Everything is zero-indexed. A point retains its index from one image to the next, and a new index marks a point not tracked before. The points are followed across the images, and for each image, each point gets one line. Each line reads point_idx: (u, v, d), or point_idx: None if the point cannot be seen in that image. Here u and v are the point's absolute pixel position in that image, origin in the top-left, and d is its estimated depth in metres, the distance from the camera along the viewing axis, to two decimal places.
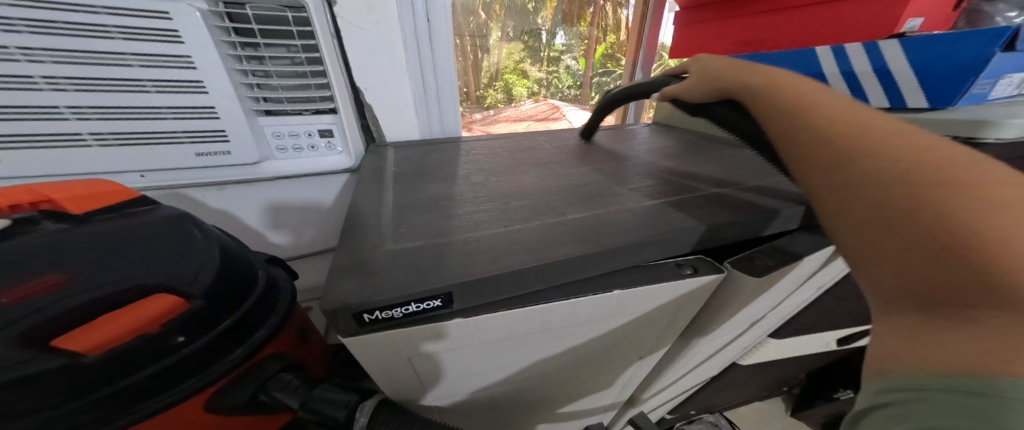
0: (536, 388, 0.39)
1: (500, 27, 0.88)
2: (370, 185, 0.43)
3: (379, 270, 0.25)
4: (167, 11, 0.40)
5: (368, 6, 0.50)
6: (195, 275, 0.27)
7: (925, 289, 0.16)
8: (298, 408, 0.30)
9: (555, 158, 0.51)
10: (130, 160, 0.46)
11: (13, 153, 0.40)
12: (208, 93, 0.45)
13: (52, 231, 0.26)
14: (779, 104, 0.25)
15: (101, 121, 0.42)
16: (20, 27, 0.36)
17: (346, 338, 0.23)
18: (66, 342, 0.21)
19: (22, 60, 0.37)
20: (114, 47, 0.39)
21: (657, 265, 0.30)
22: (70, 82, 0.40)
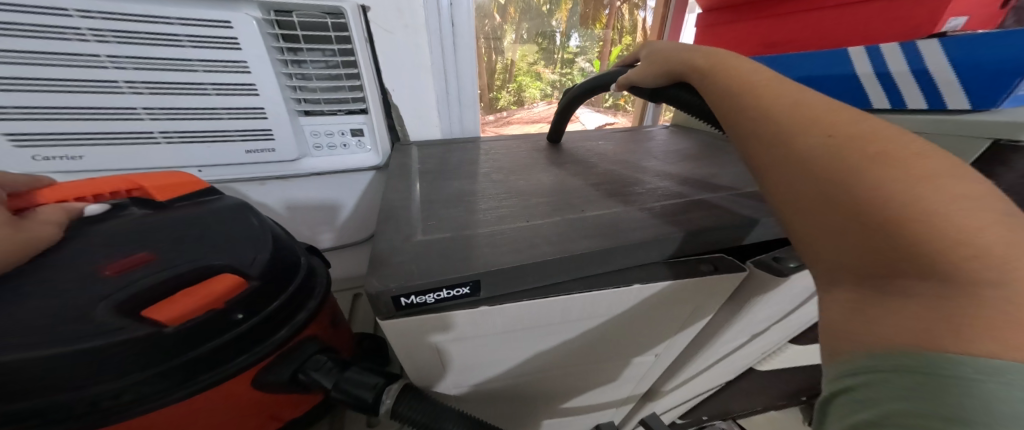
0: (555, 379, 0.40)
1: (514, 29, 0.89)
2: (399, 181, 0.45)
3: (411, 258, 0.27)
4: (228, 19, 0.44)
5: (398, 11, 0.53)
6: (252, 260, 0.30)
7: (869, 262, 0.18)
8: (332, 388, 0.32)
9: (572, 158, 0.52)
10: (189, 156, 0.50)
11: (94, 149, 0.45)
12: (258, 94, 0.49)
13: (140, 214, 0.34)
14: (724, 89, 0.27)
15: (170, 121, 0.47)
16: (111, 38, 0.41)
17: (383, 320, 0.25)
18: (155, 312, 0.24)
19: (111, 67, 0.42)
20: (184, 54, 0.44)
21: (677, 262, 0.31)
22: (146, 86, 0.44)
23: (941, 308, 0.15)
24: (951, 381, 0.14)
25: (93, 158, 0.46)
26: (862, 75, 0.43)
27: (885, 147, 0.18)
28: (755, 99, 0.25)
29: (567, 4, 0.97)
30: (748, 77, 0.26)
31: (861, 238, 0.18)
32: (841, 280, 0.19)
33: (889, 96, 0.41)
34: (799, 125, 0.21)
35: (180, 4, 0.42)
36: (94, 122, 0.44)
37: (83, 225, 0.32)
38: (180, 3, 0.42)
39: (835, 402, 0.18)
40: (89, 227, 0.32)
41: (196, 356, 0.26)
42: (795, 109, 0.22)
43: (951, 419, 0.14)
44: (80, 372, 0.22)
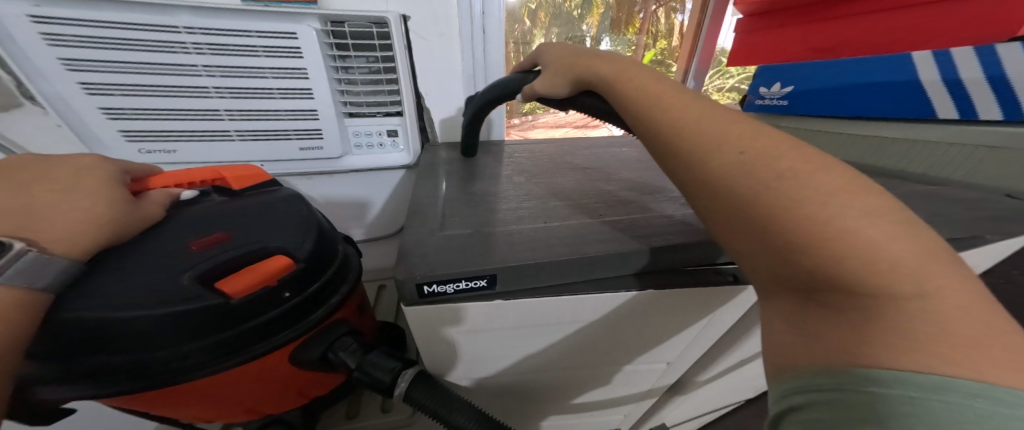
0: (566, 379, 0.42)
1: (544, 32, 0.90)
2: (428, 179, 0.48)
3: (436, 251, 0.30)
4: (294, 31, 0.49)
5: (435, 20, 0.57)
6: (302, 243, 0.34)
7: (793, 280, 0.19)
8: (354, 367, 0.36)
9: (592, 163, 0.53)
10: (258, 153, 0.56)
11: (185, 145, 0.52)
12: (313, 98, 0.54)
13: (218, 201, 0.37)
14: (634, 105, 0.27)
15: (244, 122, 0.53)
16: (206, 50, 0.47)
17: (407, 306, 0.28)
18: (226, 285, 0.28)
19: (203, 75, 0.48)
20: (258, 63, 0.49)
21: (693, 271, 0.32)
22: (228, 92, 0.50)
23: (866, 326, 0.17)
24: (884, 402, 0.16)
25: (184, 152, 0.53)
26: (926, 82, 0.46)
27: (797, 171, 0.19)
28: (670, 122, 0.24)
29: (598, 8, 0.99)
30: (657, 90, 0.26)
31: (780, 261, 0.19)
32: (780, 297, 0.21)
33: (958, 102, 0.43)
34: (719, 149, 0.21)
35: (258, 19, 0.47)
36: (185, 122, 0.51)
37: (176, 204, 0.36)
38: (256, 17, 0.47)
39: (786, 422, 0.19)
40: (188, 205, 0.36)
41: (250, 328, 0.29)
42: (715, 135, 0.22)
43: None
44: (159, 334, 0.26)
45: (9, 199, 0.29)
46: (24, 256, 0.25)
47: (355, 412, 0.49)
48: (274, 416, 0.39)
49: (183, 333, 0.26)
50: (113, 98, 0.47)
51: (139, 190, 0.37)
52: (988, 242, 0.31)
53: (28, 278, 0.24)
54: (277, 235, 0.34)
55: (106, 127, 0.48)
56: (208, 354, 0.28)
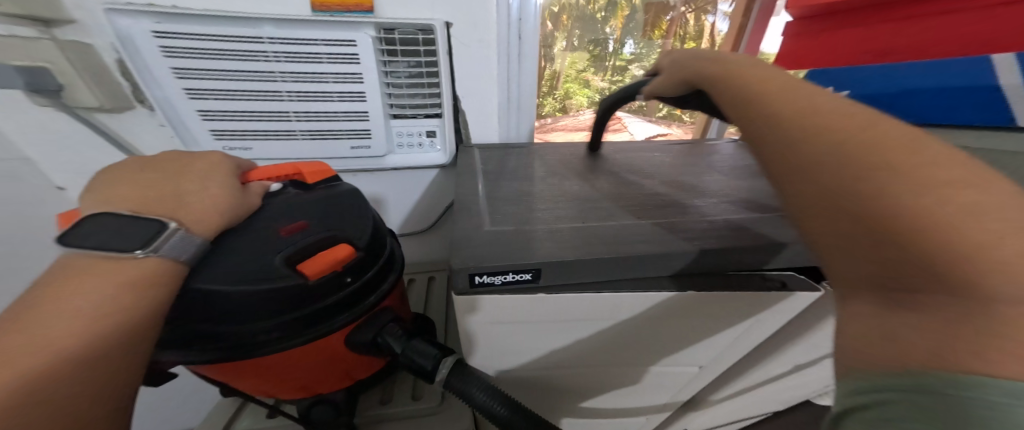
0: (598, 383, 0.42)
1: (565, 36, 0.91)
2: (468, 178, 0.51)
3: (484, 244, 0.32)
4: (353, 39, 0.54)
5: (474, 26, 0.60)
6: (360, 233, 0.37)
7: (884, 266, 0.18)
8: (399, 352, 0.38)
9: (624, 167, 0.55)
10: (317, 150, 0.62)
11: (259, 142, 0.59)
12: (365, 100, 0.59)
13: (292, 193, 0.39)
14: (736, 97, 0.28)
15: (308, 122, 0.59)
16: (280, 58, 0.53)
17: (458, 295, 0.30)
18: (304, 266, 0.31)
19: (278, 80, 0.55)
20: (322, 69, 0.55)
21: (732, 276, 0.33)
22: (297, 95, 0.56)
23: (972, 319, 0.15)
24: (968, 397, 0.14)
25: (259, 150, 0.60)
26: (1006, 87, 0.42)
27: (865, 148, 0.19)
28: (759, 113, 0.25)
29: (623, 10, 0.97)
30: (764, 79, 0.27)
31: (870, 240, 0.18)
32: (867, 290, 0.19)
33: None
34: (806, 127, 0.22)
35: (324, 29, 0.53)
36: (260, 122, 0.57)
37: (266, 195, 0.38)
38: (325, 28, 0.53)
39: (853, 417, 0.18)
40: (270, 197, 0.38)
41: (317, 309, 0.32)
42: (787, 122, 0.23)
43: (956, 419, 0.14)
44: (246, 310, 0.29)
45: (157, 186, 0.32)
46: (175, 234, 0.28)
47: (388, 398, 0.51)
48: (322, 397, 0.42)
49: (265, 310, 0.30)
50: (207, 101, 0.54)
51: (247, 180, 0.39)
52: None
53: (177, 252, 0.28)
54: (341, 223, 0.37)
55: (201, 126, 0.56)
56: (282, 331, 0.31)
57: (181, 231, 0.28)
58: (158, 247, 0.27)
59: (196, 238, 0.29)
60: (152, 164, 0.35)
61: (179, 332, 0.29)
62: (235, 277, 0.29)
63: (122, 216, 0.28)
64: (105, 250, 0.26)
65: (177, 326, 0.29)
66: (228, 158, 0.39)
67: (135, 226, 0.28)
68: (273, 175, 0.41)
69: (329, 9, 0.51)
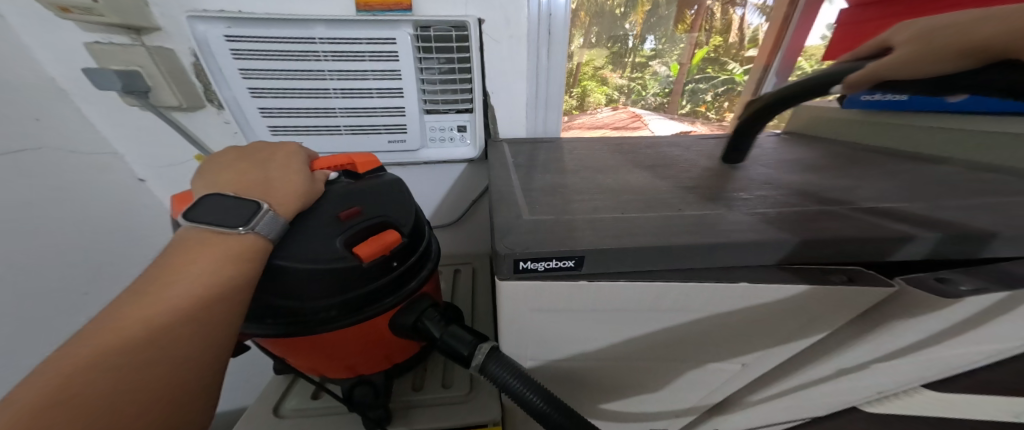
0: (636, 380, 0.41)
1: (583, 32, 0.89)
2: (501, 171, 0.52)
3: (526, 231, 0.33)
4: (393, 37, 0.56)
5: (505, 23, 0.60)
6: (405, 221, 0.39)
7: None
8: (438, 337, 0.39)
9: (657, 161, 0.54)
10: (357, 145, 0.64)
11: (309, 138, 0.62)
12: (402, 97, 0.61)
13: (346, 182, 0.41)
14: None
15: (351, 119, 0.61)
16: (326, 57, 0.55)
17: (501, 280, 0.30)
18: (360, 249, 0.33)
19: (326, 78, 0.57)
20: (364, 67, 0.57)
21: (790, 268, 0.32)
22: (342, 92, 0.59)
23: None
24: None
25: (307, 144, 0.63)
26: None
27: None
28: None
29: (644, 5, 0.94)
30: None
31: None
32: None
33: None
34: None
35: (367, 28, 0.54)
36: (308, 118, 0.60)
37: (326, 183, 0.41)
38: (367, 27, 0.55)
39: None
40: (329, 184, 0.41)
41: (367, 292, 0.35)
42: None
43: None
44: (306, 288, 0.32)
45: (250, 173, 0.38)
46: (268, 213, 0.33)
47: (421, 385, 0.53)
48: (363, 377, 0.45)
49: (323, 289, 0.32)
50: (264, 99, 0.58)
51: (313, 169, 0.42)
52: None
53: (268, 229, 0.32)
54: (388, 210, 0.38)
55: (261, 123, 0.60)
56: (335, 309, 0.34)
57: (271, 211, 0.33)
58: (256, 224, 0.32)
59: (282, 218, 0.34)
60: (245, 154, 0.41)
61: (258, 303, 0.33)
62: (299, 257, 0.32)
63: (227, 197, 0.34)
64: (219, 226, 0.32)
65: (258, 297, 0.33)
66: (303, 149, 0.43)
67: (238, 207, 0.33)
68: (332, 165, 0.43)
69: (371, 9, 0.53)
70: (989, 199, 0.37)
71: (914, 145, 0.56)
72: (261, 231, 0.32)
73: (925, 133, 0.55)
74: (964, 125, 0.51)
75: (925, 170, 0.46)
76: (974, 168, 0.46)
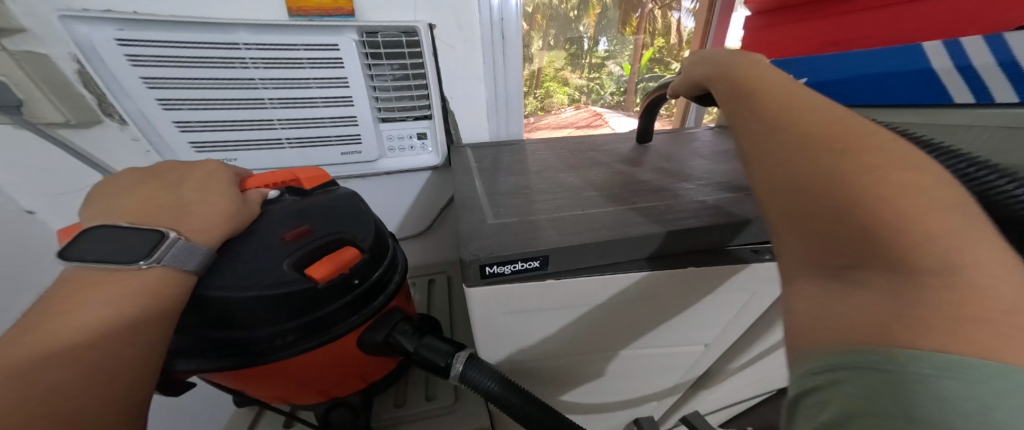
0: (611, 368, 0.42)
1: (541, 35, 0.88)
2: (465, 176, 0.51)
3: (492, 235, 0.33)
4: (336, 43, 0.54)
5: (459, 27, 0.60)
6: (365, 234, 0.38)
7: (835, 248, 0.18)
8: (413, 351, 0.39)
9: (615, 158, 0.56)
10: (305, 159, 0.61)
11: (244, 153, 0.58)
12: (352, 105, 0.59)
13: (292, 200, 0.40)
14: (744, 90, 0.27)
15: (294, 131, 0.59)
16: (258, 65, 0.53)
17: (469, 287, 0.30)
18: (312, 270, 0.32)
19: (259, 88, 0.54)
20: (303, 74, 0.55)
21: (733, 250, 0.34)
22: (278, 102, 0.56)
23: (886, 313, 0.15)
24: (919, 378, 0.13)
25: (244, 161, 0.59)
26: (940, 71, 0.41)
27: (802, 102, 0.22)
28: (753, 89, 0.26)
29: (594, 8, 0.99)
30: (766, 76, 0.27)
31: (821, 222, 0.18)
32: (801, 272, 0.19)
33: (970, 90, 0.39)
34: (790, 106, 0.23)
35: (305, 34, 0.52)
36: (243, 132, 0.57)
37: (263, 203, 0.39)
38: (303, 32, 0.52)
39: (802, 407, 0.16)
40: (271, 204, 0.39)
41: (327, 312, 0.33)
42: (746, 91, 0.27)
43: (917, 420, 0.13)
44: (256, 315, 0.30)
45: (159, 197, 0.33)
46: (176, 243, 0.29)
47: (403, 400, 0.51)
48: (339, 400, 0.43)
49: (276, 314, 0.31)
50: (181, 111, 0.53)
51: (246, 188, 0.40)
52: None
53: (179, 260, 0.29)
54: (346, 225, 0.38)
55: (179, 139, 0.55)
56: (292, 334, 0.32)
57: (182, 239, 0.29)
58: (160, 256, 0.28)
59: (198, 246, 0.30)
60: (155, 174, 0.37)
61: (196, 339, 0.30)
62: (249, 283, 0.30)
63: (121, 227, 0.29)
64: (111, 261, 0.27)
65: (188, 332, 0.30)
66: (227, 167, 0.40)
67: (137, 237, 0.29)
68: (269, 182, 0.41)
69: (307, 13, 0.51)
70: None
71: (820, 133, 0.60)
72: (169, 263, 0.28)
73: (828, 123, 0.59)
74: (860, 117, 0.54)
75: None
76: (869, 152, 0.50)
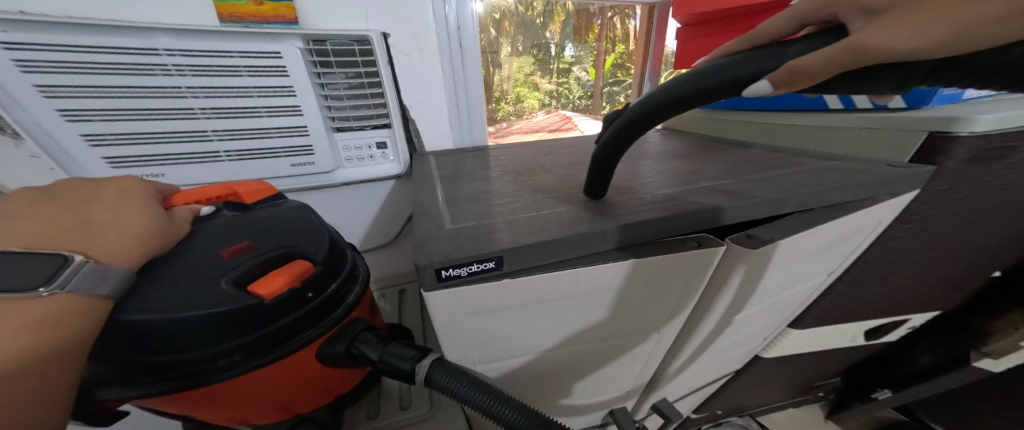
0: (576, 363, 0.43)
1: (510, 41, 0.92)
2: (424, 184, 0.52)
3: (441, 241, 0.33)
4: (277, 50, 0.53)
5: (414, 37, 0.61)
6: (317, 246, 0.38)
7: None
8: (377, 360, 0.38)
9: (574, 160, 0.58)
10: (250, 171, 0.59)
11: (173, 167, 0.55)
12: (301, 115, 0.58)
13: (230, 215, 0.39)
14: None
15: (232, 141, 0.56)
16: (187, 73, 0.51)
17: (427, 292, 0.30)
18: (257, 286, 0.31)
19: (189, 97, 0.52)
20: (241, 83, 0.53)
21: (669, 241, 0.34)
22: (212, 112, 0.54)
23: None
24: None
25: (173, 176, 0.56)
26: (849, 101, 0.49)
27: None
28: None
29: (559, 15, 0.97)
30: None
31: None
32: None
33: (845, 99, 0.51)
34: None
35: (241, 41, 0.51)
36: (171, 144, 0.54)
37: (196, 219, 0.38)
38: (240, 39, 0.51)
39: None
40: (206, 220, 0.38)
41: (277, 328, 0.33)
42: None
43: None
44: (198, 335, 0.29)
45: (63, 218, 0.31)
46: (83, 268, 0.27)
47: (374, 411, 0.50)
48: (303, 416, 0.41)
49: (220, 333, 0.30)
50: (90, 123, 0.50)
51: (175, 204, 0.40)
52: (903, 187, 0.36)
53: (88, 286, 0.26)
54: (300, 239, 0.38)
55: (91, 154, 0.51)
56: (240, 353, 0.31)
57: (91, 263, 0.27)
58: (64, 283, 0.26)
59: (110, 269, 0.28)
60: (57, 195, 0.34)
61: (119, 366, 0.28)
62: (188, 302, 0.29)
63: (16, 254, 0.27)
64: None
65: (112, 359, 0.28)
66: (147, 184, 0.39)
67: (35, 264, 0.26)
68: (203, 198, 0.41)
69: (241, 19, 0.50)
70: (817, 163, 0.43)
71: (731, 134, 0.66)
72: (73, 290, 0.26)
73: (733, 125, 0.66)
74: (761, 117, 0.61)
75: (786, 145, 0.55)
76: (773, 149, 0.54)
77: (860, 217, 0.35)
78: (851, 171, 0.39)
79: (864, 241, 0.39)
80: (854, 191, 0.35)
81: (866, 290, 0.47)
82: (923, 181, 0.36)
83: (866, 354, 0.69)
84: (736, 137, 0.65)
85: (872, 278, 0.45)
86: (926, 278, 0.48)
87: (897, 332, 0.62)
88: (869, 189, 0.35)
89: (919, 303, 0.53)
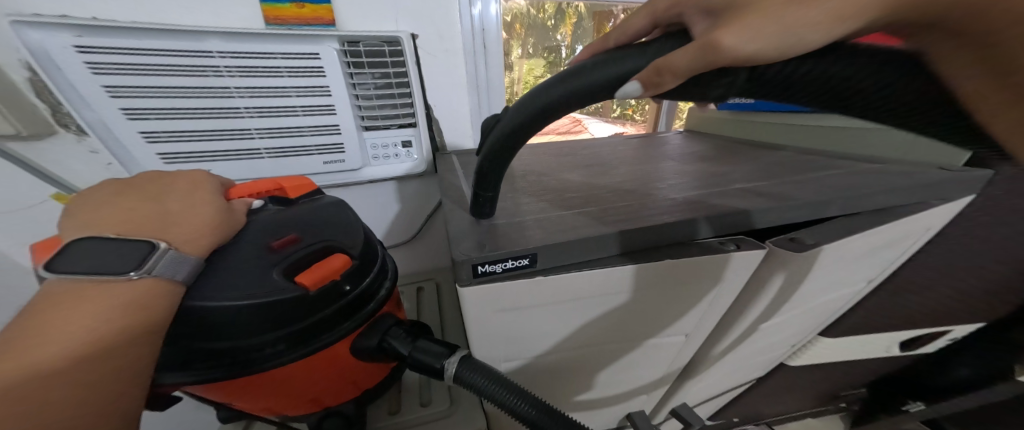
0: (601, 363, 0.43)
1: (521, 43, 0.94)
2: (451, 182, 0.52)
3: (480, 237, 0.33)
4: (315, 51, 0.54)
5: (440, 37, 0.62)
6: (355, 241, 0.39)
7: None
8: (408, 354, 0.39)
9: (597, 161, 0.58)
10: (284, 168, 0.61)
11: (218, 164, 0.57)
12: (334, 114, 0.59)
13: (275, 210, 0.40)
14: None
15: (274, 139, 0.58)
16: (235, 73, 0.52)
17: (462, 287, 0.31)
18: (302, 277, 0.32)
19: (237, 96, 0.54)
20: (282, 83, 0.55)
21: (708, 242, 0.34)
22: (255, 111, 0.55)
23: None
24: None
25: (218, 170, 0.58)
26: None
27: None
28: None
29: (571, 17, 0.97)
30: None
31: None
32: None
33: None
34: None
35: (283, 42, 0.53)
36: (217, 141, 0.56)
37: (249, 211, 0.39)
38: (281, 41, 0.53)
39: None
40: (253, 212, 0.39)
41: (318, 319, 0.34)
42: None
43: None
44: (247, 325, 0.30)
45: (143, 208, 0.32)
46: (166, 253, 0.28)
47: (396, 407, 0.51)
48: (336, 408, 0.42)
49: (266, 323, 0.31)
50: (147, 121, 0.52)
51: (230, 197, 0.41)
52: (950, 190, 0.35)
53: (169, 271, 0.28)
54: (338, 233, 0.38)
55: (145, 150, 0.54)
56: (283, 343, 0.32)
57: (171, 250, 0.29)
58: (151, 267, 0.27)
59: (186, 258, 0.29)
60: (135, 187, 0.36)
61: (180, 351, 0.30)
62: (242, 293, 0.30)
63: (109, 238, 0.28)
64: (99, 272, 0.27)
65: (174, 344, 0.29)
66: (210, 175, 0.40)
67: (126, 249, 0.28)
68: (254, 192, 0.43)
69: (286, 22, 0.52)
70: (854, 166, 0.42)
71: (760, 135, 0.66)
72: (159, 273, 0.27)
73: (761, 127, 0.65)
74: (791, 119, 0.61)
75: (817, 147, 0.54)
76: (804, 151, 0.53)
77: (905, 221, 0.34)
78: (892, 174, 0.39)
79: (905, 246, 0.38)
80: (898, 194, 0.34)
81: (902, 297, 0.46)
82: (978, 185, 0.35)
83: (897, 363, 0.67)
84: (767, 138, 0.64)
85: (909, 284, 0.44)
86: (967, 284, 0.46)
87: (932, 341, 0.60)
88: (914, 192, 0.34)
89: (957, 311, 0.51)
